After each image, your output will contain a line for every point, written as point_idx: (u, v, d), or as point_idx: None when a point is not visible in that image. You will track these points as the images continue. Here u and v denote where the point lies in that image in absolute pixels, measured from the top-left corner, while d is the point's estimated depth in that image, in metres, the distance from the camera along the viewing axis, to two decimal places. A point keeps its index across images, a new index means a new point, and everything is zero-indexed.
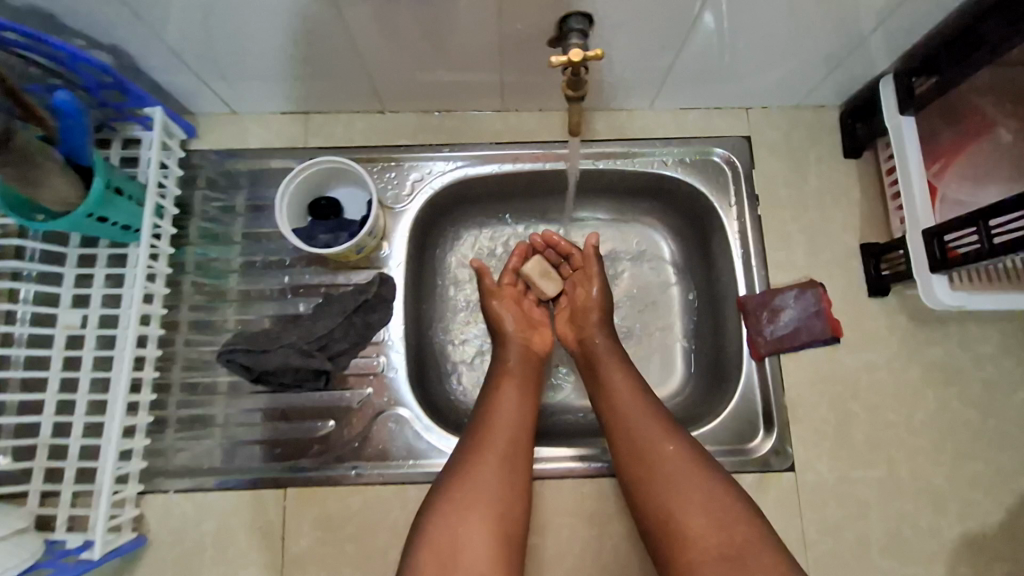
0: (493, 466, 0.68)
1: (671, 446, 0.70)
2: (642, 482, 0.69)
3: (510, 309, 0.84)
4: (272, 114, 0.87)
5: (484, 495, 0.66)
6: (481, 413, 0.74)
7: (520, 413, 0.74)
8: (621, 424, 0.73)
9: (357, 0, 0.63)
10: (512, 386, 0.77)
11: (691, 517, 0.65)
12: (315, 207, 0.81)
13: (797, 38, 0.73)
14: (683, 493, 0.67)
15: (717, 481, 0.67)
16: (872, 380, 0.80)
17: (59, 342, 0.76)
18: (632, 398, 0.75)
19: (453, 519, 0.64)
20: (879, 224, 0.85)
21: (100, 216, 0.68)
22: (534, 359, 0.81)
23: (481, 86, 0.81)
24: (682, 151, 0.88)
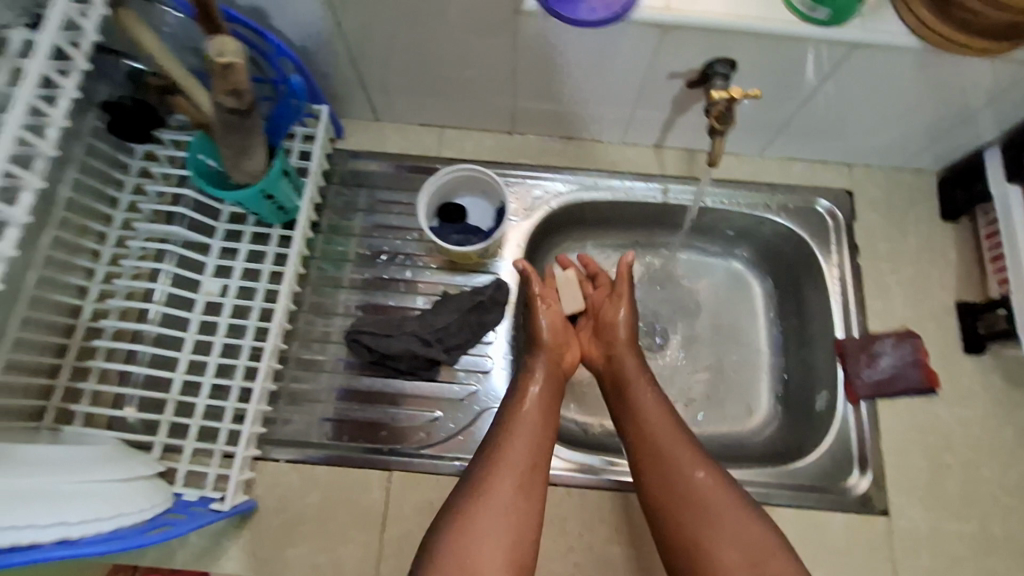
0: (514, 482, 0.64)
1: (701, 474, 0.67)
2: (668, 507, 0.67)
3: (549, 317, 0.81)
4: (410, 125, 0.96)
5: (502, 513, 0.62)
6: (500, 424, 0.70)
7: (543, 428, 0.71)
8: (648, 447, 0.71)
9: (533, 30, 0.71)
10: (536, 400, 0.73)
11: (724, 552, 0.62)
12: (446, 211, 0.87)
13: (915, 105, 0.79)
14: (715, 526, 0.63)
15: (753, 519, 0.63)
16: (967, 436, 0.81)
17: (198, 306, 0.81)
18: (661, 421, 0.72)
19: (471, 537, 0.59)
20: (975, 286, 0.89)
21: (268, 194, 0.74)
22: (558, 373, 0.78)
23: (610, 119, 0.88)
24: (788, 197, 0.92)
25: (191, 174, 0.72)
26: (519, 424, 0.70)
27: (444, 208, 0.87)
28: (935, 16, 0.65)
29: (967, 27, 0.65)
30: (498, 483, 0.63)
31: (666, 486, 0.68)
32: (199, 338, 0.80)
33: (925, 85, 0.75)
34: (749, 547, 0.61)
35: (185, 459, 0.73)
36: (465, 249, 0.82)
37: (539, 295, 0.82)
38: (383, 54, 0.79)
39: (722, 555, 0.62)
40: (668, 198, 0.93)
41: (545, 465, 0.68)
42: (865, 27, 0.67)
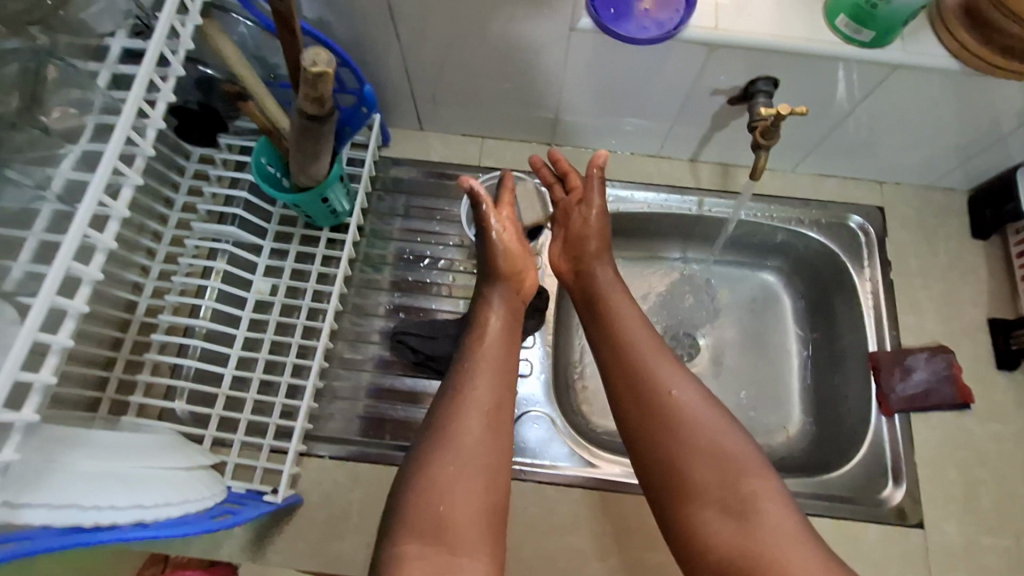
0: (477, 422, 0.63)
1: (675, 391, 0.66)
2: (642, 426, 0.66)
3: (504, 243, 0.78)
4: (452, 135, 0.99)
5: (469, 457, 0.61)
6: (463, 361, 0.69)
7: (506, 360, 0.70)
8: (623, 368, 0.70)
9: (585, 46, 0.74)
10: (496, 336, 0.72)
11: (699, 470, 0.62)
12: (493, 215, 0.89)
13: (946, 126, 0.82)
14: (689, 447, 0.63)
15: (728, 435, 0.63)
16: (1001, 451, 0.82)
17: (249, 305, 0.83)
18: (640, 338, 0.71)
19: (435, 481, 0.59)
20: (1007, 303, 0.90)
21: (325, 197, 0.78)
22: (518, 306, 0.77)
23: (648, 132, 0.91)
24: (821, 213, 0.94)
25: (254, 178, 0.76)
26: (480, 363, 0.68)
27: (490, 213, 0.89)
28: (978, 40, 0.67)
29: (1010, 51, 0.67)
30: (462, 424, 0.63)
31: (641, 407, 0.67)
32: (248, 335, 0.82)
33: (959, 107, 0.77)
34: (724, 466, 0.61)
35: (234, 453, 0.74)
36: None
37: (493, 218, 0.78)
38: (435, 66, 0.82)
39: (698, 472, 0.62)
40: (703, 210, 0.95)
41: (507, 399, 0.67)
42: (905, 50, 0.70)
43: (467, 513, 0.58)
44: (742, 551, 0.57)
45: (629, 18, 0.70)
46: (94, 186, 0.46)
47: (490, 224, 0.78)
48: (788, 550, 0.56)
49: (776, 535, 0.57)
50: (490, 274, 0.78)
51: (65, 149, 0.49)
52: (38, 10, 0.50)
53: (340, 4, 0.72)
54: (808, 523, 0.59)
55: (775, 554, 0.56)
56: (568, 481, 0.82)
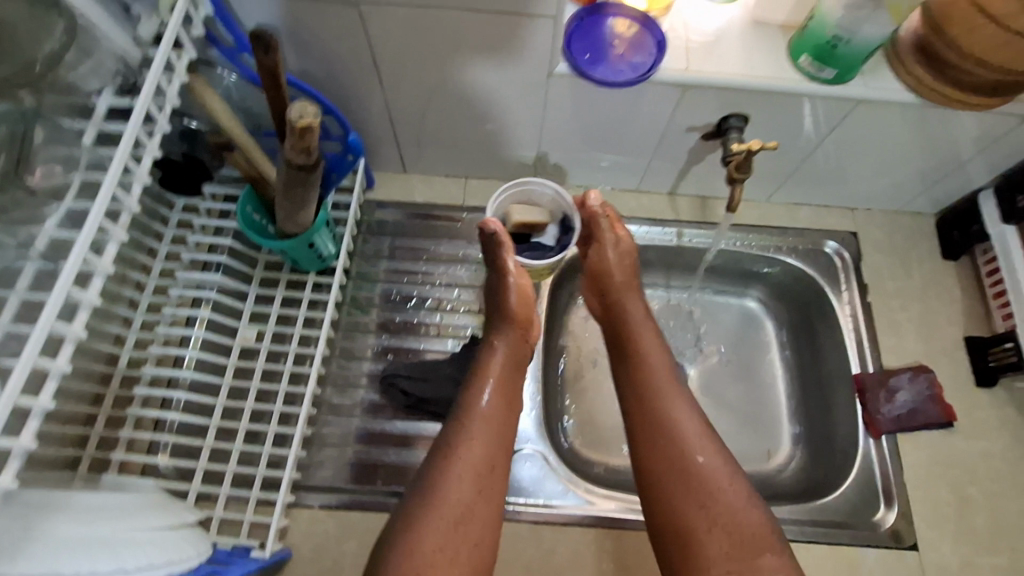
0: (471, 483, 0.63)
1: (702, 459, 0.64)
2: (661, 487, 0.65)
3: (518, 286, 0.76)
4: (436, 176, 1.01)
5: (459, 520, 0.61)
6: (468, 411, 0.68)
7: (504, 414, 0.69)
8: (651, 424, 0.68)
9: (563, 89, 0.76)
10: (501, 386, 0.71)
11: (712, 544, 0.61)
12: (529, 220, 0.81)
13: (908, 155, 0.86)
14: (705, 520, 0.62)
15: (749, 511, 0.62)
16: (988, 468, 0.83)
17: (235, 353, 0.82)
18: (673, 396, 0.69)
19: (422, 544, 0.59)
20: (981, 321, 0.93)
21: (311, 243, 0.78)
22: (522, 351, 0.76)
23: (627, 168, 0.94)
24: (796, 240, 0.97)
25: (240, 227, 0.76)
26: (482, 416, 0.68)
27: (525, 217, 0.80)
28: (932, 75, 0.71)
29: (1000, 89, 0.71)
30: (456, 482, 0.62)
31: (661, 465, 0.65)
32: (234, 384, 0.81)
33: (920, 137, 0.81)
34: (739, 541, 0.60)
35: (220, 508, 0.72)
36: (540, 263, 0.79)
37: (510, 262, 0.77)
38: (418, 110, 0.84)
39: (710, 542, 0.61)
40: (683, 241, 0.97)
41: (504, 456, 0.67)
42: (867, 85, 0.73)
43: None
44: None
45: (602, 63, 0.73)
46: (80, 245, 0.46)
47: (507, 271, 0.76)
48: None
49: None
50: (498, 317, 0.76)
51: (50, 208, 0.49)
52: (25, 75, 0.48)
53: (324, 55, 0.75)
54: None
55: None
56: (565, 519, 0.81)
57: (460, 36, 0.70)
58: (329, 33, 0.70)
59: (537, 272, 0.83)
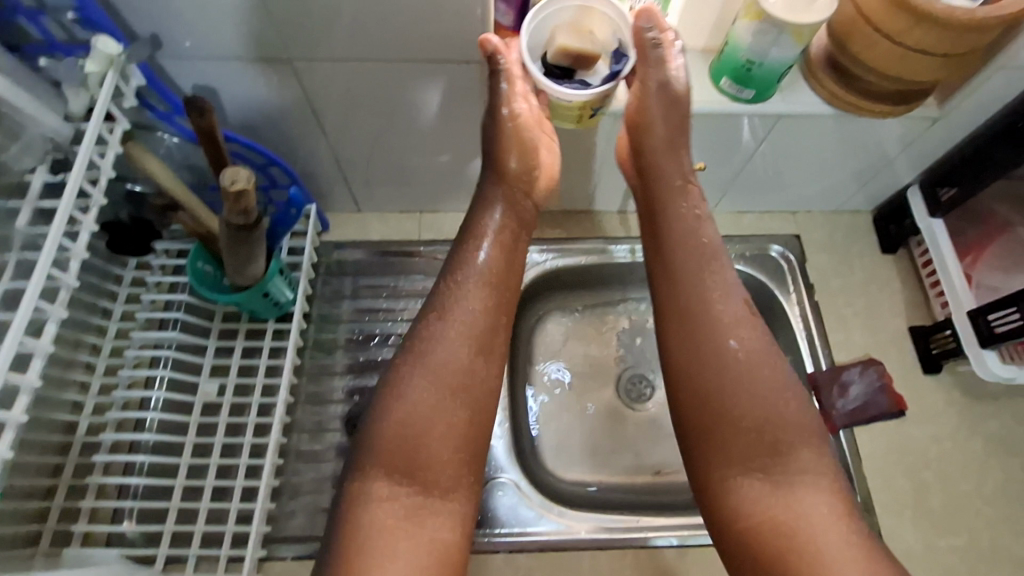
0: (461, 356, 0.63)
1: (735, 343, 0.63)
2: (692, 368, 0.63)
3: (517, 130, 0.70)
4: (390, 213, 1.03)
5: (444, 392, 0.62)
6: (457, 288, 0.66)
7: (498, 291, 0.67)
8: (690, 302, 0.65)
9: None
10: (499, 256, 0.69)
11: (739, 431, 0.61)
12: (576, 49, 0.66)
13: (837, 158, 0.90)
14: (740, 399, 0.61)
15: (784, 404, 0.61)
16: (941, 452, 0.87)
17: (196, 409, 0.82)
18: (714, 276, 0.66)
19: (412, 425, 0.60)
20: (922, 309, 0.97)
21: (267, 293, 0.79)
22: (523, 208, 0.73)
23: (573, 191, 0.98)
24: (743, 247, 0.99)
25: (191, 281, 0.77)
26: (475, 289, 0.66)
27: (569, 42, 0.65)
28: (843, 88, 0.75)
29: (905, 96, 0.77)
30: (446, 358, 0.63)
31: (694, 346, 0.64)
32: (197, 441, 0.81)
33: (844, 142, 0.85)
34: (761, 431, 0.60)
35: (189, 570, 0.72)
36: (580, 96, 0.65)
37: (517, 96, 0.68)
38: (365, 152, 0.86)
39: (732, 428, 0.61)
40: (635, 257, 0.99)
41: (495, 334, 0.66)
42: (786, 100, 0.78)
43: (444, 456, 0.60)
44: (762, 514, 0.58)
45: None
46: (13, 330, 0.46)
47: (508, 105, 0.68)
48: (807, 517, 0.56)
49: (810, 502, 0.57)
50: (495, 174, 0.71)
51: None
52: None
53: (265, 109, 0.76)
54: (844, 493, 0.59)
55: (794, 521, 0.56)
56: (540, 546, 0.83)
57: (396, 82, 0.73)
58: (267, 87, 0.73)
59: (578, 104, 0.67)
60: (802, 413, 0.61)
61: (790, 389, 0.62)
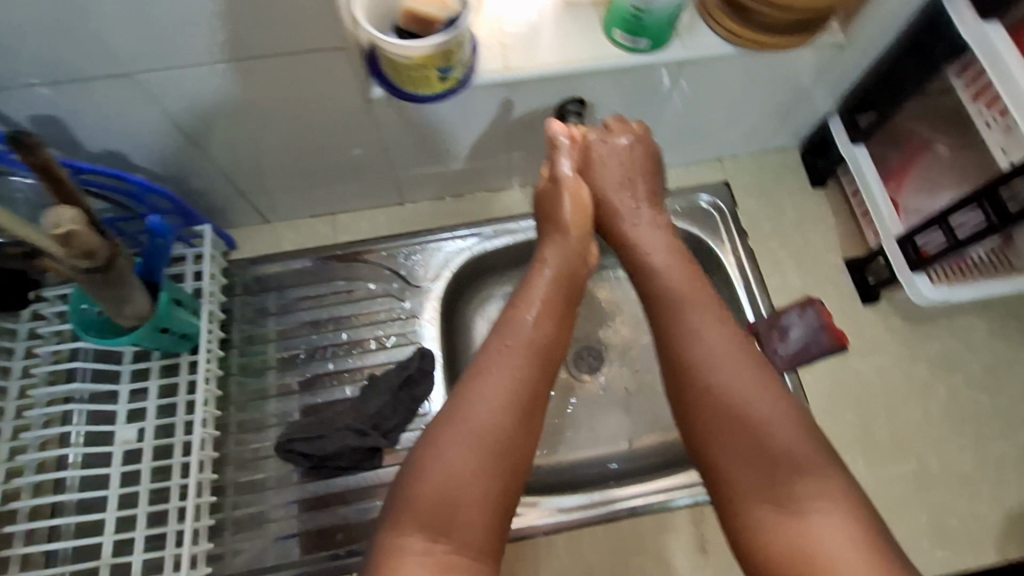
0: (507, 402, 0.61)
1: (713, 377, 0.59)
2: (688, 411, 0.59)
3: (572, 193, 0.73)
4: (301, 219, 0.97)
5: (480, 435, 0.58)
6: (514, 336, 0.66)
7: (543, 332, 0.67)
8: (679, 345, 0.62)
9: (386, 103, 0.72)
10: (541, 304, 0.69)
11: (743, 466, 0.55)
12: (422, 11, 0.63)
13: (751, 98, 0.86)
14: (740, 429, 0.56)
15: (782, 431, 0.55)
16: (885, 382, 0.87)
17: (117, 459, 0.77)
18: (701, 320, 0.63)
19: (453, 472, 0.56)
20: (857, 241, 0.95)
21: (163, 328, 0.73)
22: (579, 257, 0.73)
23: (487, 170, 0.93)
24: (673, 202, 0.96)
25: (76, 327, 0.71)
26: (526, 340, 0.66)
27: (417, 7, 0.63)
28: (741, 23, 0.71)
29: (806, 24, 0.72)
30: (492, 399, 0.61)
31: (677, 389, 0.61)
32: (122, 492, 0.76)
33: (754, 81, 0.81)
34: (770, 467, 0.53)
35: None
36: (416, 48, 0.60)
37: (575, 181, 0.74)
38: (252, 159, 0.80)
39: (736, 471, 0.55)
40: None
41: (541, 388, 0.64)
42: (685, 46, 0.73)
43: (477, 510, 0.56)
44: (774, 556, 0.50)
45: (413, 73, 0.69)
46: None
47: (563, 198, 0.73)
48: (824, 550, 0.48)
49: (821, 524, 0.49)
50: (550, 226, 0.74)
51: None
52: None
53: (121, 129, 0.69)
54: (866, 520, 0.49)
55: (808, 551, 0.48)
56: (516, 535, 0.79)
57: (261, 82, 0.66)
58: (115, 106, 0.66)
59: (421, 61, 0.62)
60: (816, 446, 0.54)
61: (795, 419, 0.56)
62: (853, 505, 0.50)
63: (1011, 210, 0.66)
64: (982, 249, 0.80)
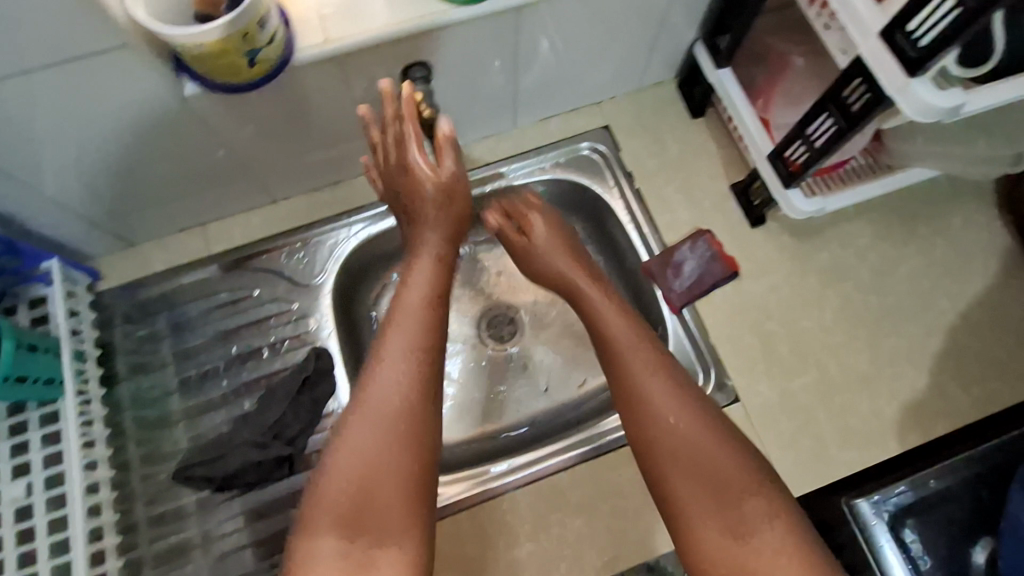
0: (408, 381, 0.59)
1: (671, 413, 0.60)
2: (640, 442, 0.60)
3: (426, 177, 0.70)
4: (171, 236, 0.91)
5: (383, 415, 0.57)
6: (404, 314, 0.64)
7: (428, 305, 0.65)
8: (630, 379, 0.64)
9: (208, 98, 0.67)
10: (431, 288, 0.68)
11: (689, 486, 0.56)
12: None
13: (606, 36, 0.83)
14: (689, 454, 0.57)
15: (724, 454, 0.57)
16: (779, 300, 0.88)
17: (7, 519, 0.68)
18: (644, 353, 0.66)
19: (363, 463, 0.54)
20: (740, 165, 0.95)
21: (20, 376, 0.68)
22: (451, 223, 0.73)
23: (356, 154, 0.89)
24: (555, 154, 0.96)
25: None
26: (418, 315, 0.64)
27: None
28: None
29: None
30: (390, 379, 0.58)
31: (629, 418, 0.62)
32: None
33: (601, 16, 0.78)
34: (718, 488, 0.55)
35: None
36: (205, 37, 0.55)
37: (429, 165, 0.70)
38: (86, 179, 0.74)
39: (687, 495, 0.55)
40: None
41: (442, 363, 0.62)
42: None
43: (394, 500, 0.54)
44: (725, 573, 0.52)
45: None
46: None
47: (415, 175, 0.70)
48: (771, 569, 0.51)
49: (765, 543, 0.52)
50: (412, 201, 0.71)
51: None
52: None
53: None
54: (803, 535, 0.53)
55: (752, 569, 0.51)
56: (452, 510, 0.80)
57: (57, 91, 0.60)
58: None
59: (216, 49, 0.57)
60: (739, 449, 0.58)
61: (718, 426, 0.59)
62: (786, 510, 0.54)
63: (852, 110, 0.65)
64: (859, 155, 0.83)
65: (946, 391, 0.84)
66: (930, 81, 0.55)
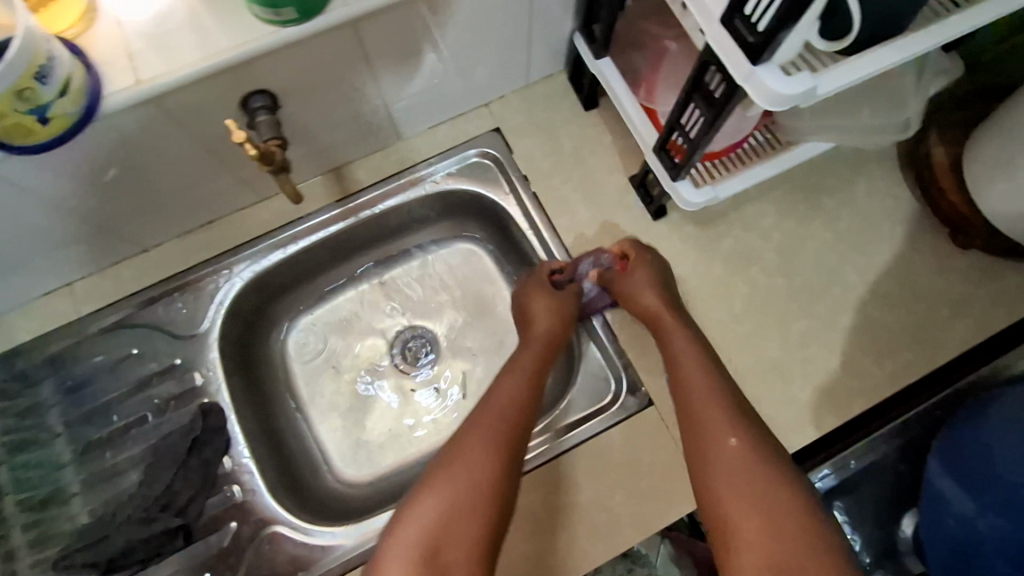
0: (497, 446, 0.65)
1: (734, 441, 0.62)
2: (696, 464, 0.63)
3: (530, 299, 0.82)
4: (38, 300, 0.84)
5: (464, 467, 0.63)
6: (495, 395, 0.71)
7: (519, 387, 0.72)
8: (685, 402, 0.68)
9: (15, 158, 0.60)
10: (529, 365, 0.75)
11: (747, 524, 0.57)
12: None
13: (473, 37, 0.78)
14: (749, 488, 0.59)
15: (783, 496, 0.58)
16: (687, 294, 0.85)
17: None
18: (706, 379, 0.69)
19: (444, 510, 0.60)
20: (637, 155, 0.91)
21: None
22: (548, 311, 0.80)
23: (227, 190, 0.83)
24: (445, 163, 0.90)
25: None
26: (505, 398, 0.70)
27: None
28: None
29: None
30: (484, 446, 0.64)
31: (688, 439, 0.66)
32: None
33: (459, 17, 0.72)
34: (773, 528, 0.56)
35: None
36: None
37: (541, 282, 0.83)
38: None
39: (743, 531, 0.57)
40: (359, 217, 0.89)
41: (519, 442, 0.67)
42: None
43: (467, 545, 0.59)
44: None
45: None
46: None
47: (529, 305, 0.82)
48: None
49: None
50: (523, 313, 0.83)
51: None
52: None
53: None
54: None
55: None
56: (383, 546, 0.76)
57: None
58: None
59: None
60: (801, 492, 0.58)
61: (789, 482, 0.59)
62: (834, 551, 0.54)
63: (715, 96, 0.61)
64: (756, 131, 0.79)
65: (863, 368, 0.82)
66: (776, 67, 0.52)
